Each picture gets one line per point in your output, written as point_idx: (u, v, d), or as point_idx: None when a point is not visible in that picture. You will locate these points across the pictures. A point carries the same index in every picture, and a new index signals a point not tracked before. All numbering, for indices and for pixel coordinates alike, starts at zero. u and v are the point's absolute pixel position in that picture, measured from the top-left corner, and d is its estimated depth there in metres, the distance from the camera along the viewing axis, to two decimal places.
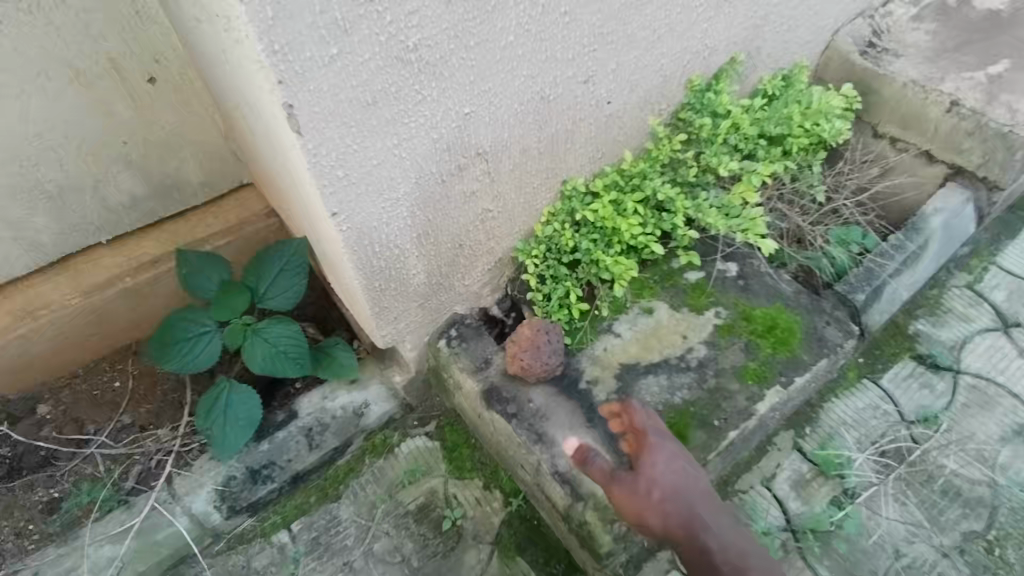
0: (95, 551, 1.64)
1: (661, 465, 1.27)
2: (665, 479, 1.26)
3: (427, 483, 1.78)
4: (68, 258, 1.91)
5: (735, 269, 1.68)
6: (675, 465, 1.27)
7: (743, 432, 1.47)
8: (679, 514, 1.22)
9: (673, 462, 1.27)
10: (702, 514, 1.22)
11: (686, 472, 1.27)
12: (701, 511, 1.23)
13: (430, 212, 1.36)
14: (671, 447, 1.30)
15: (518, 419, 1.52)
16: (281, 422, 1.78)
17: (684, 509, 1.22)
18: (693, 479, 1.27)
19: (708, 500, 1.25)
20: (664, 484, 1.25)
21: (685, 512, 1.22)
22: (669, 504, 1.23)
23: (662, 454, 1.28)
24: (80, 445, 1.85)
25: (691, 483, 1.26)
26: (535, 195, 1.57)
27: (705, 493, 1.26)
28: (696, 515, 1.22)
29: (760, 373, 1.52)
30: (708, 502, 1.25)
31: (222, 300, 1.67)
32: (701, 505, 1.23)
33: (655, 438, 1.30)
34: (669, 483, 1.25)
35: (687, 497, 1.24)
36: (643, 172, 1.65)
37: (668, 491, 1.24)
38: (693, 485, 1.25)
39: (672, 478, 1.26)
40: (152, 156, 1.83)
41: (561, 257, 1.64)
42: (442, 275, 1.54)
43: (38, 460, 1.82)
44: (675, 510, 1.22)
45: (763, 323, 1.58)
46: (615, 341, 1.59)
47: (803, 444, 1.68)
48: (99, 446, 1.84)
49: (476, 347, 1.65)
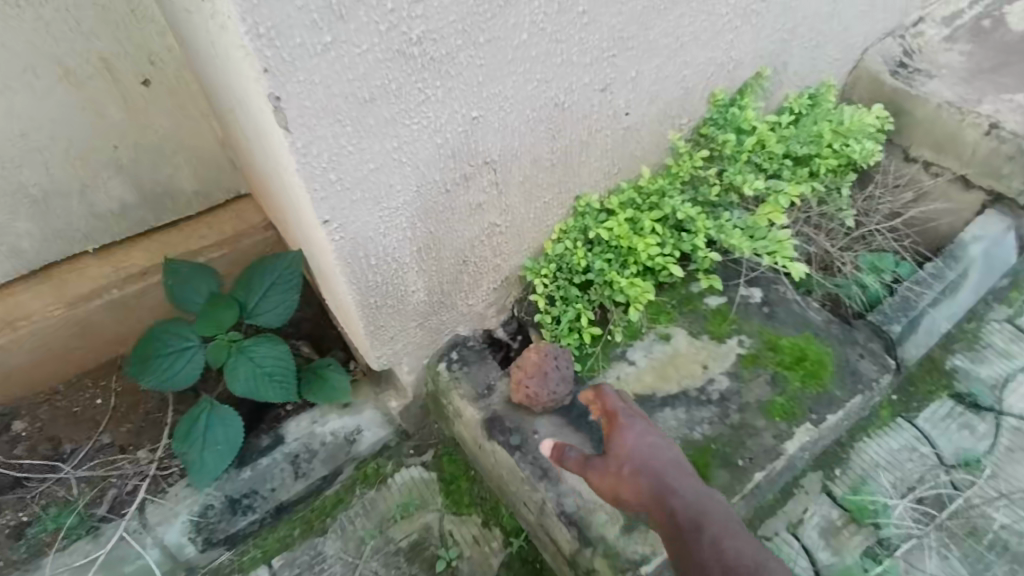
0: None
1: (632, 439, 1.15)
2: (635, 452, 1.13)
3: (421, 518, 1.64)
4: (52, 266, 1.82)
5: (759, 295, 1.56)
6: (647, 438, 1.15)
7: (770, 473, 1.33)
8: (646, 483, 1.09)
9: (646, 436, 1.15)
10: (672, 479, 1.08)
11: (660, 445, 1.14)
12: (670, 477, 1.09)
13: (432, 224, 1.25)
14: (644, 422, 1.19)
15: (522, 452, 1.40)
16: (265, 447, 1.65)
17: (654, 479, 1.09)
18: (667, 451, 1.14)
19: (681, 466, 1.10)
20: (634, 457, 1.13)
21: (654, 481, 1.09)
22: (640, 476, 1.10)
23: (633, 429, 1.16)
24: (55, 466, 1.74)
25: (665, 454, 1.13)
26: (545, 211, 1.46)
27: (681, 462, 1.12)
28: (664, 481, 1.08)
29: (788, 410, 1.39)
30: (681, 471, 1.10)
31: (208, 314, 1.56)
32: (671, 472, 1.09)
33: (628, 415, 1.20)
34: (640, 456, 1.13)
35: (658, 466, 1.10)
36: (662, 189, 1.53)
37: (638, 463, 1.12)
38: (667, 456, 1.12)
39: (643, 451, 1.13)
40: (143, 161, 1.74)
41: (572, 277, 1.52)
42: (444, 293, 1.43)
43: (9, 481, 1.71)
44: (642, 480, 1.10)
45: (791, 354, 1.46)
46: (629, 369, 1.47)
47: (833, 487, 1.54)
48: (75, 468, 1.73)
49: (478, 371, 1.53)
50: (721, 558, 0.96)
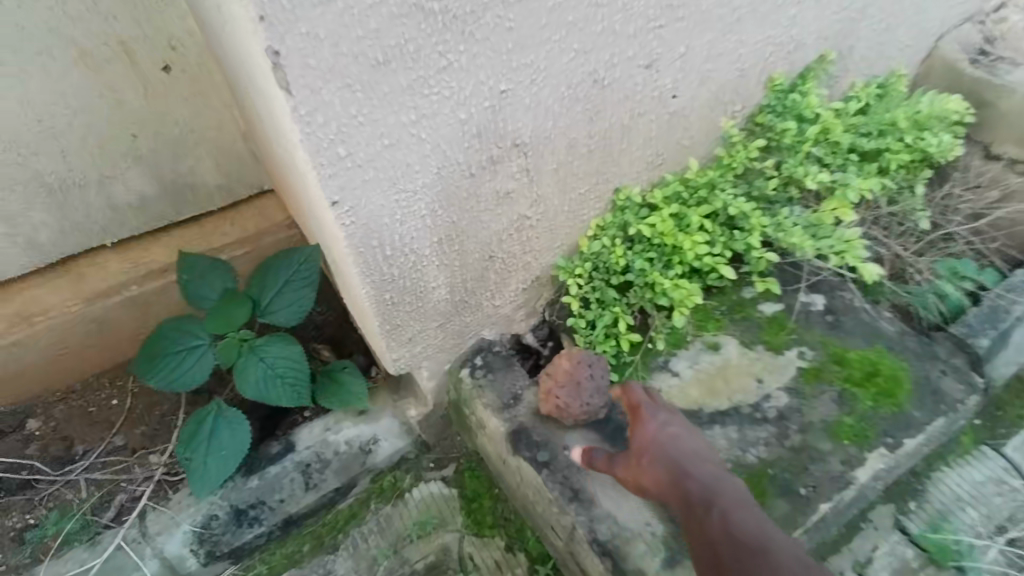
0: None
1: (652, 425, 1.08)
2: (654, 437, 1.07)
3: (440, 539, 1.50)
4: (69, 259, 1.74)
5: (822, 303, 1.39)
6: (670, 428, 1.08)
7: (838, 504, 1.15)
8: (662, 467, 1.04)
9: (668, 422, 1.09)
10: (688, 461, 1.02)
11: (682, 435, 1.07)
12: (688, 460, 1.03)
13: (455, 213, 1.12)
14: (667, 409, 1.11)
15: (550, 469, 1.26)
16: (276, 455, 1.54)
17: (672, 467, 1.03)
18: (690, 440, 1.06)
19: (700, 450, 1.04)
20: (654, 447, 1.06)
21: (672, 468, 1.02)
22: (658, 464, 1.04)
23: (654, 415, 1.10)
24: (65, 468, 1.67)
25: (687, 444, 1.05)
26: (581, 204, 1.32)
27: (701, 446, 1.06)
28: (681, 463, 1.02)
29: (858, 432, 1.22)
30: (702, 458, 1.03)
31: (219, 311, 1.45)
32: (689, 455, 1.03)
33: (650, 403, 1.13)
34: (661, 446, 1.06)
35: (676, 450, 1.04)
36: (714, 180, 1.35)
37: (658, 453, 1.05)
38: (689, 446, 1.05)
39: (664, 440, 1.06)
40: (162, 150, 1.66)
41: (609, 278, 1.37)
42: (467, 291, 1.30)
43: (17, 482, 1.64)
44: (659, 465, 1.04)
45: (860, 369, 1.29)
46: (673, 381, 1.31)
47: (908, 523, 1.34)
48: (84, 470, 1.66)
49: (504, 379, 1.39)
50: (728, 532, 0.91)
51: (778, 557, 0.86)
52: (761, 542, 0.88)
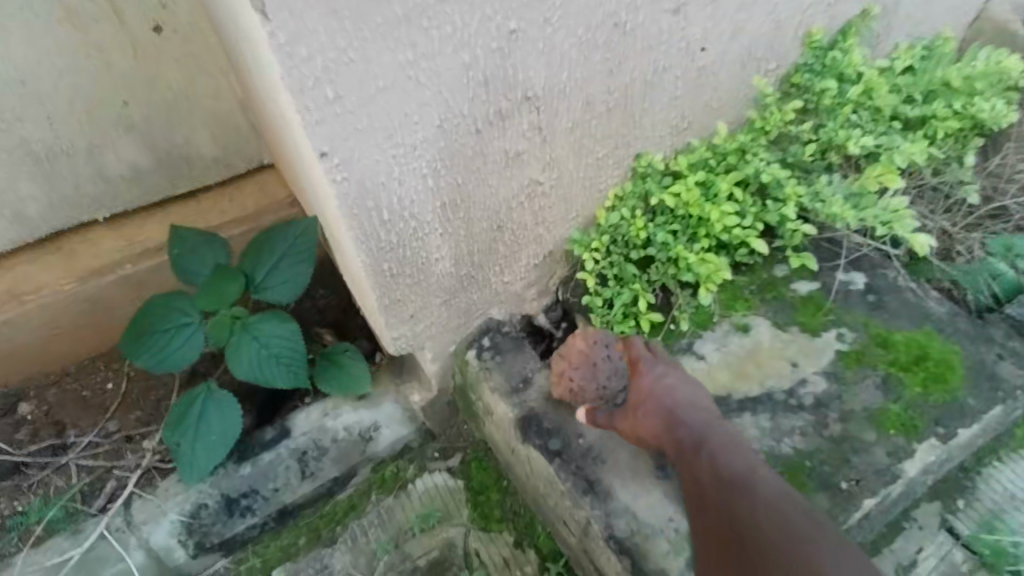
0: None
1: (647, 377, 1.07)
2: (650, 389, 1.05)
3: (444, 533, 1.40)
4: (60, 234, 1.64)
5: (862, 282, 1.27)
6: (667, 380, 1.06)
7: (883, 500, 1.04)
8: (658, 418, 1.02)
9: (665, 372, 1.07)
10: (683, 409, 1.01)
11: (680, 386, 1.04)
12: (683, 409, 1.01)
13: (460, 173, 1.01)
14: (664, 360, 1.09)
15: (562, 459, 1.15)
16: (270, 441, 1.44)
17: (667, 417, 1.01)
18: (687, 390, 1.03)
19: (696, 399, 1.02)
20: (650, 399, 1.04)
21: (667, 419, 1.01)
22: (653, 415, 1.02)
23: (650, 367, 1.08)
24: (57, 453, 1.57)
25: (684, 395, 1.03)
26: (598, 170, 1.20)
27: (698, 395, 1.03)
28: (675, 412, 1.00)
29: (905, 420, 1.10)
30: (699, 408, 1.01)
31: (211, 286, 1.35)
32: (685, 404, 1.01)
33: (647, 354, 1.11)
34: (658, 398, 1.03)
35: (671, 399, 1.02)
36: (744, 145, 1.23)
37: (654, 405, 1.03)
38: (686, 397, 1.02)
39: (661, 393, 1.04)
40: (155, 117, 1.54)
41: (629, 253, 1.26)
42: (474, 265, 1.19)
43: (7, 467, 1.54)
44: (655, 416, 1.02)
45: (907, 353, 1.16)
46: (699, 365, 1.19)
47: (956, 523, 1.22)
48: (77, 456, 1.56)
49: (513, 362, 1.29)
50: (716, 474, 0.90)
51: (763, 495, 0.84)
52: (748, 480, 0.87)
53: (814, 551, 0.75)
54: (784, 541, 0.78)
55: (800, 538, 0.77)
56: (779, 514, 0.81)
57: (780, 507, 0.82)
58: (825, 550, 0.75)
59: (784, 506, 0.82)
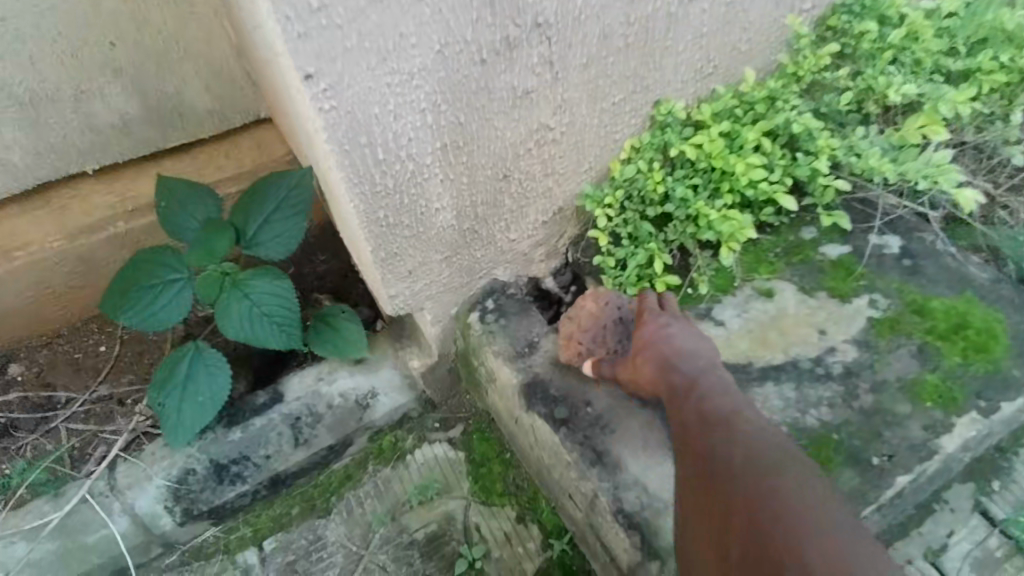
0: (3, 550, 1.25)
1: (650, 326, 0.96)
2: (651, 338, 0.95)
3: (443, 506, 1.33)
4: (47, 185, 1.54)
5: (897, 245, 1.17)
6: (671, 329, 0.95)
7: (920, 478, 0.95)
8: (655, 366, 0.92)
9: (670, 322, 0.96)
10: (682, 360, 0.90)
11: (684, 338, 0.93)
12: (682, 360, 0.90)
13: (461, 110, 0.92)
14: (671, 311, 0.98)
15: (569, 428, 1.08)
16: (262, 406, 1.37)
17: (663, 365, 0.91)
18: (692, 343, 0.92)
19: (700, 352, 0.91)
20: (650, 348, 0.94)
21: (662, 367, 0.91)
22: (649, 363, 0.93)
23: (656, 317, 0.97)
24: (46, 416, 1.51)
25: (688, 346, 0.92)
26: (614, 116, 1.11)
27: (703, 348, 0.92)
28: (674, 364, 0.90)
29: (944, 393, 1.01)
30: (702, 360, 0.90)
31: (199, 241, 1.27)
32: (686, 354, 0.91)
33: (654, 305, 1.00)
34: (658, 348, 0.93)
35: (670, 349, 0.92)
36: (773, 92, 1.14)
37: (653, 355, 0.93)
38: (689, 348, 0.91)
39: (662, 342, 0.93)
40: (144, 63, 1.44)
41: (646, 210, 1.16)
42: (478, 219, 1.10)
43: None
44: (652, 365, 0.92)
45: (945, 321, 1.07)
46: (717, 331, 1.11)
47: (990, 505, 1.13)
48: (67, 420, 1.50)
49: (518, 326, 1.20)
50: (703, 423, 0.80)
51: (746, 443, 0.75)
52: (734, 429, 0.77)
53: (788, 500, 0.66)
54: (754, 478, 0.71)
55: (768, 474, 0.70)
56: (755, 457, 0.73)
57: (764, 455, 0.73)
58: (797, 487, 0.68)
59: (767, 455, 0.72)
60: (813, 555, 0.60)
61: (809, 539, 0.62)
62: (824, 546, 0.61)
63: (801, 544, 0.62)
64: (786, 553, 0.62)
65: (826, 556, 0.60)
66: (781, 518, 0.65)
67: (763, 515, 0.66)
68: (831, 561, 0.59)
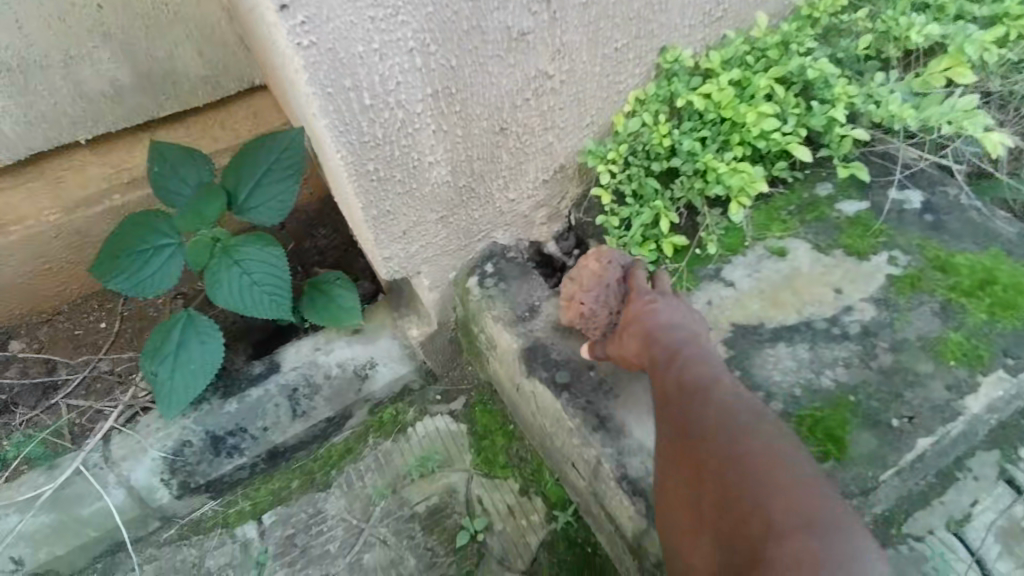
0: None
1: (637, 302, 0.92)
2: (636, 313, 0.91)
3: (444, 479, 1.29)
4: (41, 155, 1.46)
5: (918, 200, 1.11)
6: (658, 304, 0.90)
7: (944, 440, 0.90)
8: (639, 339, 0.89)
9: (658, 297, 0.92)
10: (664, 333, 0.86)
11: (672, 314, 0.88)
12: (665, 334, 0.86)
13: (454, 52, 0.88)
14: (661, 286, 0.94)
15: (571, 393, 1.03)
16: (258, 376, 1.34)
17: (647, 340, 0.88)
18: (679, 318, 0.88)
19: (685, 326, 0.87)
20: (636, 324, 0.90)
21: (646, 341, 0.88)
22: (633, 338, 0.90)
23: (643, 293, 0.94)
24: (46, 392, 1.48)
25: (675, 320, 0.88)
26: (618, 64, 1.06)
27: (690, 323, 0.88)
28: (657, 337, 0.87)
29: (968, 350, 0.95)
30: (688, 336, 0.86)
31: (190, 205, 1.24)
32: (670, 328, 0.87)
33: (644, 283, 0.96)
34: (644, 323, 0.89)
35: (654, 324, 0.88)
36: (787, 36, 1.10)
37: (638, 329, 0.89)
38: (675, 322, 0.88)
39: (648, 318, 0.89)
40: (133, 26, 1.38)
41: (652, 166, 1.10)
42: (474, 175, 1.05)
43: None
44: (636, 339, 0.89)
45: (970, 277, 1.01)
46: (726, 292, 1.05)
47: (1016, 472, 1.07)
48: (67, 395, 1.47)
49: (518, 290, 1.16)
50: (682, 390, 0.79)
51: (720, 407, 0.74)
52: (710, 394, 0.76)
53: (757, 461, 0.67)
54: (725, 440, 0.70)
55: (738, 436, 0.70)
56: (728, 418, 0.72)
57: (736, 419, 0.72)
58: (765, 447, 0.68)
59: (739, 417, 0.72)
60: (776, 515, 0.61)
61: (773, 498, 0.62)
62: (788, 504, 0.61)
63: (764, 505, 0.62)
64: (752, 514, 0.62)
65: (788, 513, 0.61)
66: (748, 480, 0.65)
67: (733, 477, 0.67)
68: (795, 516, 0.60)
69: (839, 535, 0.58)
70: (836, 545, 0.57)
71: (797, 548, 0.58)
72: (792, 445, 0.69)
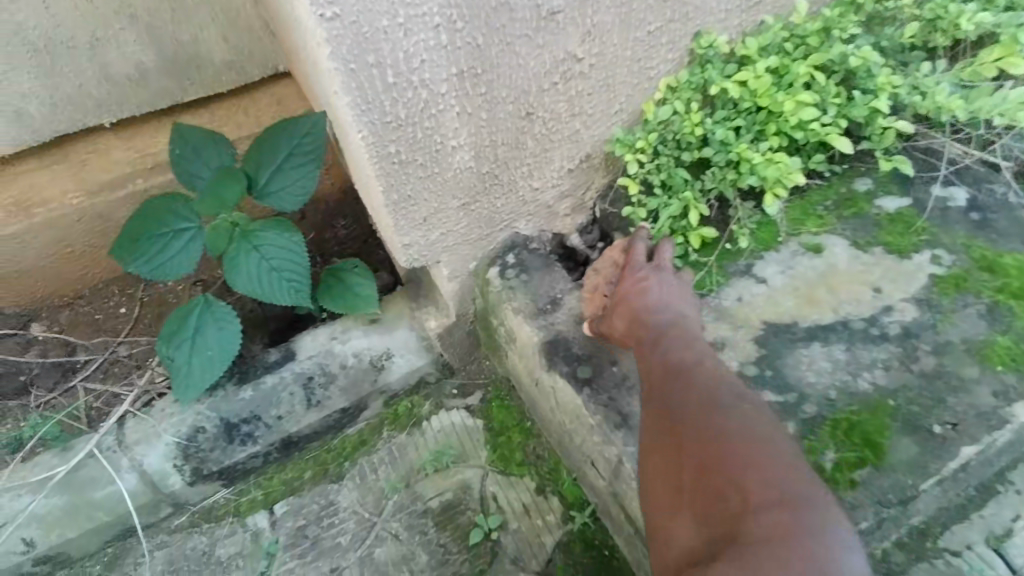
0: (10, 504, 1.22)
1: (629, 281, 0.93)
2: (627, 292, 0.92)
3: (459, 474, 1.26)
4: (64, 138, 1.48)
5: (964, 198, 1.05)
6: (647, 284, 0.91)
7: (988, 449, 0.85)
8: (626, 319, 0.90)
9: (650, 277, 0.93)
10: (651, 315, 0.87)
11: (659, 295, 0.89)
12: (652, 315, 0.87)
13: (481, 30, 0.85)
14: (658, 261, 0.94)
15: (593, 388, 0.99)
16: (274, 364, 1.32)
17: (634, 320, 0.88)
18: (666, 299, 0.89)
19: (671, 307, 0.88)
20: (623, 303, 0.91)
21: (633, 322, 0.88)
22: (620, 317, 0.91)
23: (636, 271, 0.94)
24: (65, 375, 1.47)
25: (661, 301, 0.89)
26: (650, 50, 1.02)
27: (677, 305, 0.89)
28: (645, 318, 0.87)
29: (1016, 356, 0.89)
30: (674, 318, 0.87)
31: (209, 188, 1.22)
32: (658, 309, 0.88)
33: (642, 259, 0.96)
34: (632, 303, 0.90)
35: (642, 304, 0.89)
36: (829, 22, 1.05)
37: (625, 309, 0.90)
38: (661, 303, 0.89)
39: (637, 299, 0.90)
40: (160, 9, 1.38)
41: (682, 155, 1.06)
42: (498, 162, 1.02)
43: (15, 386, 1.45)
44: (624, 319, 0.90)
45: (1019, 279, 0.96)
46: (757, 289, 1.01)
47: None
48: (84, 378, 1.46)
49: (541, 282, 1.12)
50: (667, 372, 0.79)
51: (702, 390, 0.74)
52: (693, 378, 0.76)
53: (736, 440, 0.67)
54: (705, 421, 0.70)
55: (719, 417, 0.70)
56: (708, 400, 0.72)
57: (717, 402, 0.72)
58: (744, 427, 0.68)
59: (720, 399, 0.72)
60: (753, 492, 0.61)
61: (750, 476, 0.63)
62: (765, 481, 0.62)
63: (743, 483, 0.63)
64: (730, 493, 0.63)
65: (762, 490, 0.61)
66: (727, 459, 0.65)
67: (711, 456, 0.67)
68: (772, 492, 0.61)
69: (813, 511, 0.59)
70: (810, 520, 0.58)
71: (773, 523, 0.58)
72: (770, 427, 0.69)
